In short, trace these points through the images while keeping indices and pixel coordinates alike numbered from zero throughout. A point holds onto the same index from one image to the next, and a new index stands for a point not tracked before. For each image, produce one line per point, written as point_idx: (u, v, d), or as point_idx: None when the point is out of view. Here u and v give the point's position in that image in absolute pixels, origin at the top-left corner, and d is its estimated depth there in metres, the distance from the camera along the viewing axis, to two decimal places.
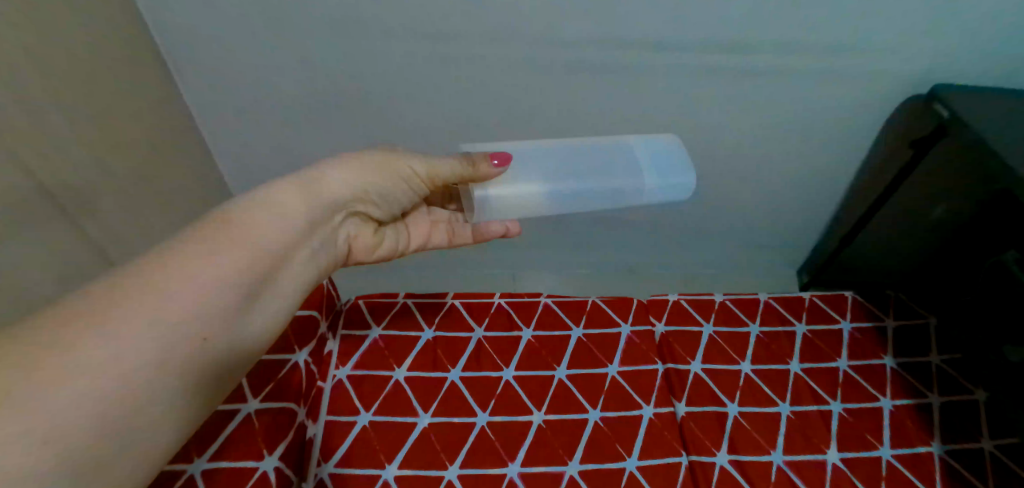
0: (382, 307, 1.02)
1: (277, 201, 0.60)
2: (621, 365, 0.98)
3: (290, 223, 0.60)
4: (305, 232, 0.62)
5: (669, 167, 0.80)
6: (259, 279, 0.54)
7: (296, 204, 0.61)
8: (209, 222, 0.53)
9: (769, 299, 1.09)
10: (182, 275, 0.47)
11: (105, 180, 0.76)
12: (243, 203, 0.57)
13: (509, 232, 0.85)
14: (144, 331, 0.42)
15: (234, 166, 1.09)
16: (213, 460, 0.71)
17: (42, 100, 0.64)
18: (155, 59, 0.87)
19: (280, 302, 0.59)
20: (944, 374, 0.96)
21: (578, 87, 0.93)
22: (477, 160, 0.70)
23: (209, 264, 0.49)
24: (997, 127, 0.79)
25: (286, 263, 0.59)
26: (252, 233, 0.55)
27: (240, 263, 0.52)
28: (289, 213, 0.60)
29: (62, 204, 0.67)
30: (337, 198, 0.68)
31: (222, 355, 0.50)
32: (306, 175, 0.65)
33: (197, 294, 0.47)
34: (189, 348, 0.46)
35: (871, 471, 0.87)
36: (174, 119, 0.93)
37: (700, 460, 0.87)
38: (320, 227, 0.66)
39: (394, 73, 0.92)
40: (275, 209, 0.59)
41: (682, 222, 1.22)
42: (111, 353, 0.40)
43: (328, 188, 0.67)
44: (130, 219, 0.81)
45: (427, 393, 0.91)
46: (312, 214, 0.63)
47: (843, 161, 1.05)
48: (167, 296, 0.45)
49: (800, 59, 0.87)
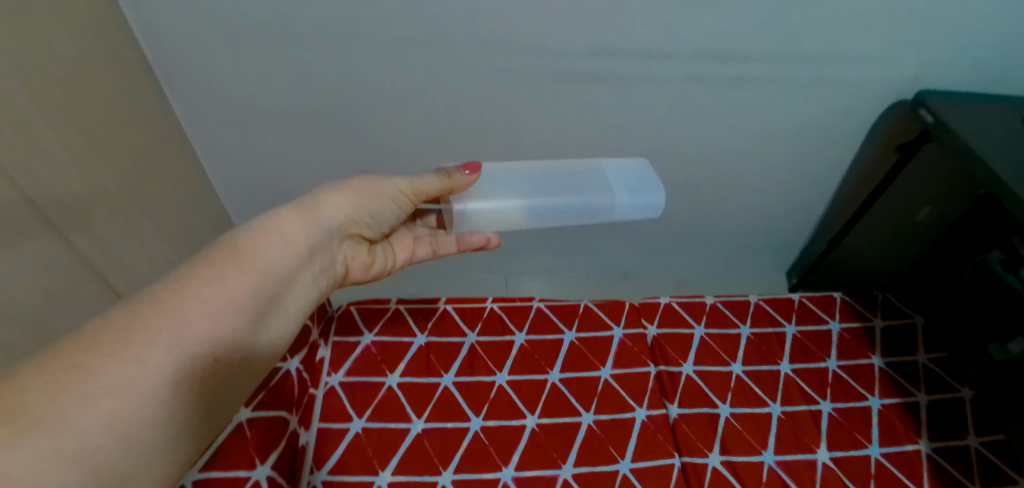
0: (373, 313, 1.01)
1: (280, 228, 0.61)
2: (614, 368, 0.98)
3: (289, 249, 0.61)
4: (305, 256, 0.63)
5: (642, 186, 0.78)
6: (264, 302, 0.56)
7: (295, 231, 0.62)
8: (215, 254, 0.55)
9: (759, 301, 1.10)
10: (193, 304, 0.49)
11: (111, 210, 0.73)
12: (247, 231, 0.58)
13: (489, 244, 0.82)
14: (164, 353, 0.45)
15: (228, 187, 1.04)
16: (205, 470, 0.70)
17: (43, 130, 0.61)
18: (149, 79, 0.82)
19: (285, 323, 0.60)
20: (931, 373, 0.98)
21: (574, 96, 0.90)
22: (453, 173, 0.71)
23: (214, 291, 0.51)
24: (981, 134, 0.81)
25: (288, 287, 0.60)
26: (257, 259, 0.57)
27: (245, 288, 0.54)
28: (288, 239, 0.61)
29: (69, 237, 0.65)
30: (333, 222, 0.68)
31: (228, 375, 0.52)
32: (301, 203, 0.65)
33: (207, 323, 0.49)
34: (199, 369, 0.48)
35: (861, 470, 0.88)
36: (172, 143, 0.89)
37: (693, 461, 0.88)
38: (321, 250, 0.66)
39: (381, 85, 0.87)
40: (274, 237, 0.60)
41: (674, 227, 1.22)
42: (124, 375, 0.42)
43: (324, 213, 0.67)
44: (136, 247, 0.79)
45: (420, 399, 0.91)
46: (311, 240, 0.64)
47: (829, 165, 1.06)
48: (184, 322, 0.48)
49: (790, 67, 0.87)
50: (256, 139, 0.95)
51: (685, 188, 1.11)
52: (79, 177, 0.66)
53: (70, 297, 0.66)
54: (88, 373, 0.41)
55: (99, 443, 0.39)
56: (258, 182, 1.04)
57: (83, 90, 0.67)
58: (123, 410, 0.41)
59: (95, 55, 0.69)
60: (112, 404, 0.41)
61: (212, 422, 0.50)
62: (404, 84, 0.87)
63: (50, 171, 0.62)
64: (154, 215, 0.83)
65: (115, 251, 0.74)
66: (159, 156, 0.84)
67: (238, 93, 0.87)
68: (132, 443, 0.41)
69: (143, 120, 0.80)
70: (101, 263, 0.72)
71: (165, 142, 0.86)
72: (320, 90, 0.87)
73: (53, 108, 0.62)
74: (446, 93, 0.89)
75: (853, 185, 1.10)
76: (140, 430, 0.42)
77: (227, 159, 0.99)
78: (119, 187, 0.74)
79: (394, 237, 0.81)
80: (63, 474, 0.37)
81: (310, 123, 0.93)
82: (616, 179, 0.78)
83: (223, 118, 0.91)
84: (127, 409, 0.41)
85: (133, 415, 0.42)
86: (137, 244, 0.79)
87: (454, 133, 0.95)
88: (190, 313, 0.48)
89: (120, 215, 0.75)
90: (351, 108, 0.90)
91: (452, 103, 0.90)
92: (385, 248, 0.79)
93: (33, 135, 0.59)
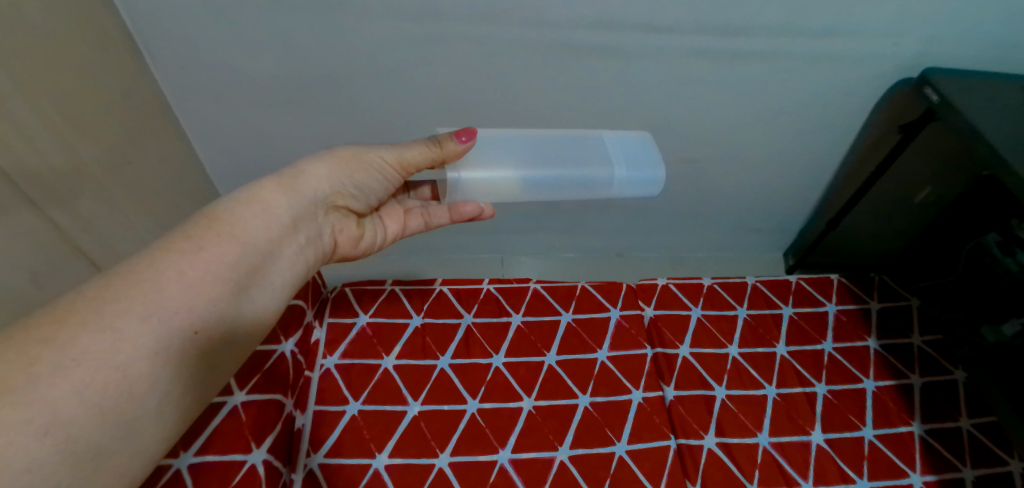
0: (369, 294, 1.01)
1: (261, 199, 0.59)
2: (610, 350, 0.98)
3: (271, 221, 0.59)
4: (289, 228, 0.61)
5: (642, 160, 0.77)
6: (246, 273, 0.55)
7: (277, 202, 0.60)
8: (195, 225, 0.54)
9: (756, 283, 1.10)
10: (172, 275, 0.48)
11: (93, 186, 0.71)
12: (228, 202, 0.57)
13: (483, 214, 0.77)
14: (141, 325, 0.44)
15: (218, 163, 1.03)
16: (200, 455, 0.71)
17: (21, 108, 0.58)
18: (133, 52, 0.79)
19: (271, 295, 0.59)
20: (925, 355, 0.99)
21: (572, 72, 0.88)
22: (443, 140, 0.66)
23: (193, 262, 0.50)
24: (986, 113, 0.80)
25: (271, 260, 0.59)
26: (239, 230, 0.55)
27: (227, 259, 0.53)
28: (269, 211, 0.59)
29: (57, 222, 0.65)
30: (317, 194, 0.65)
31: (213, 347, 0.51)
32: (283, 174, 0.63)
33: (185, 294, 0.48)
34: (180, 342, 0.47)
35: (855, 451, 0.89)
36: (157, 117, 0.86)
37: (688, 443, 0.88)
38: (307, 221, 0.64)
39: (373, 60, 0.85)
40: (255, 208, 0.58)
41: (671, 207, 1.21)
42: (99, 348, 0.41)
43: (307, 185, 0.64)
44: (118, 221, 0.77)
45: (416, 382, 0.91)
46: (294, 212, 0.62)
47: (830, 145, 1.05)
48: (161, 293, 0.47)
49: (792, 44, 0.85)
50: (244, 113, 0.93)
51: (684, 167, 1.09)
52: (59, 155, 0.64)
53: (57, 284, 0.66)
54: (60, 343, 0.40)
55: (73, 414, 0.38)
56: (251, 156, 1.02)
57: (65, 65, 0.65)
58: (98, 388, 0.40)
59: (73, 25, 0.66)
60: (85, 375, 0.40)
61: (197, 397, 0.50)
62: (399, 59, 0.85)
63: (34, 155, 0.60)
64: (137, 193, 0.81)
65: (97, 226, 0.72)
66: (142, 131, 0.82)
67: (225, 67, 0.84)
68: (110, 414, 0.41)
69: (124, 92, 0.77)
70: (85, 241, 0.71)
71: (148, 116, 0.84)
72: (310, 63, 0.84)
73: (31, 84, 0.60)
74: (441, 68, 0.86)
75: (852, 165, 1.09)
76: (115, 401, 0.41)
77: (216, 133, 0.96)
78: (100, 165, 0.72)
79: (384, 209, 0.78)
80: (37, 445, 0.36)
81: (301, 98, 0.90)
82: (615, 151, 0.77)
83: (210, 91, 0.88)
84: (103, 380, 0.41)
85: (111, 386, 0.41)
86: (118, 220, 0.77)
87: (449, 108, 0.93)
88: (168, 285, 0.47)
89: (100, 191, 0.72)
90: (343, 82, 0.88)
91: (448, 77, 0.88)
92: (375, 221, 0.77)
93: (13, 120, 0.57)
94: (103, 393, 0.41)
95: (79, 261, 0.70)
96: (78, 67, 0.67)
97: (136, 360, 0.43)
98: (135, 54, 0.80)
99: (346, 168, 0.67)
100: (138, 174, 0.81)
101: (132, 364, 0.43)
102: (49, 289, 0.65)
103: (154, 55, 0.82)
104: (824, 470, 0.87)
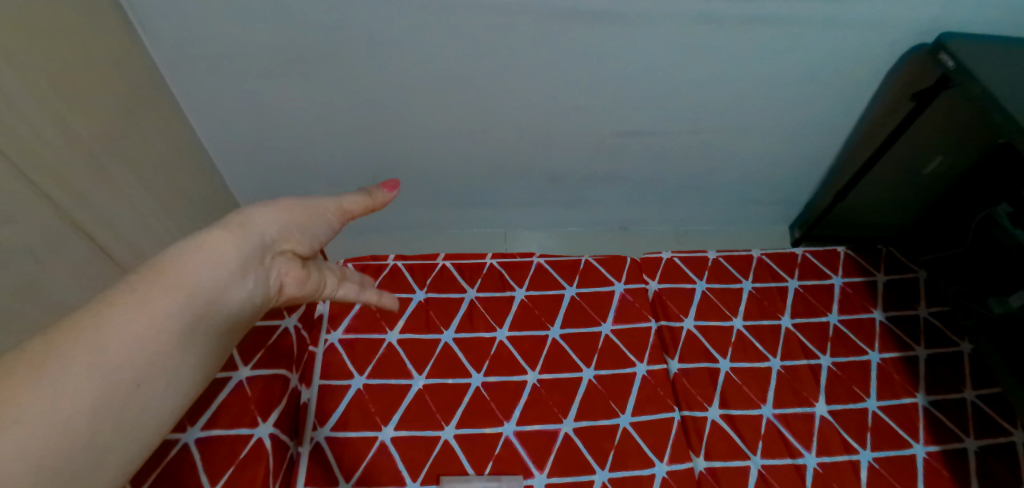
0: (371, 270, 1.00)
1: (210, 247, 0.53)
2: (615, 323, 0.97)
3: (221, 264, 0.52)
4: (235, 276, 0.53)
5: None
6: (186, 327, 0.48)
7: (226, 248, 0.54)
8: (136, 277, 0.48)
9: (762, 255, 1.08)
10: (120, 326, 0.44)
11: (98, 172, 0.70)
12: (173, 251, 0.51)
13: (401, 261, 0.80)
14: (78, 384, 0.40)
15: (216, 139, 1.01)
16: (206, 429, 0.73)
17: (15, 86, 0.56)
18: (122, 24, 0.76)
19: (218, 347, 0.52)
20: (931, 327, 0.99)
21: (574, 39, 0.85)
22: (374, 191, 0.64)
23: (135, 316, 0.45)
24: (1004, 77, 0.77)
25: (217, 310, 0.51)
26: (183, 279, 0.49)
27: (169, 310, 0.47)
28: (219, 255, 0.53)
29: (61, 205, 0.64)
30: (266, 241, 0.58)
31: (144, 414, 0.44)
32: (231, 221, 0.56)
33: (124, 350, 0.43)
34: (112, 401, 0.42)
35: (859, 422, 0.90)
36: (153, 94, 0.84)
37: (692, 415, 0.89)
38: (257, 270, 0.56)
39: (368, 27, 0.81)
40: (201, 256, 0.51)
41: (677, 179, 1.19)
42: (49, 399, 0.38)
43: (256, 230, 0.57)
44: (128, 207, 0.77)
45: (421, 356, 0.91)
46: (243, 260, 0.55)
47: (841, 113, 1.03)
48: (98, 350, 0.42)
49: (805, 8, 0.81)
50: (239, 87, 0.90)
51: (690, 138, 1.07)
52: (54, 132, 0.62)
53: (60, 269, 0.64)
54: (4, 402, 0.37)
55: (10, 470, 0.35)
56: (250, 131, 1.00)
57: (56, 33, 0.62)
58: (51, 438, 0.38)
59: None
60: (24, 435, 0.36)
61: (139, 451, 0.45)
62: (391, 26, 0.81)
63: (29, 133, 0.58)
64: (143, 175, 0.80)
65: (98, 206, 0.70)
66: (139, 110, 0.80)
67: (218, 38, 0.82)
68: (55, 472, 0.38)
69: (116, 65, 0.74)
70: (88, 223, 0.68)
71: (145, 91, 0.82)
72: (304, 33, 0.82)
73: (22, 61, 0.57)
74: (438, 35, 0.83)
75: (864, 134, 1.07)
76: (54, 457, 0.38)
77: (211, 107, 0.94)
78: (98, 141, 0.70)
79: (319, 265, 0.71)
80: None
81: (296, 69, 0.88)
82: None
83: (203, 64, 0.85)
84: (40, 437, 0.37)
85: (49, 445, 0.37)
86: (125, 207, 0.76)
87: (446, 78, 0.91)
88: (111, 340, 0.43)
89: (104, 175, 0.71)
90: (338, 52, 0.85)
91: (447, 45, 0.85)
92: (326, 269, 0.67)
93: (14, 105, 0.56)
94: (41, 450, 0.37)
95: (82, 243, 0.68)
96: (70, 37, 0.65)
97: (78, 415, 0.39)
98: (126, 24, 0.77)
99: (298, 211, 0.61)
100: (138, 152, 0.79)
101: (73, 419, 0.39)
102: (53, 272, 0.63)
103: (146, 26, 0.79)
104: (827, 440, 0.88)
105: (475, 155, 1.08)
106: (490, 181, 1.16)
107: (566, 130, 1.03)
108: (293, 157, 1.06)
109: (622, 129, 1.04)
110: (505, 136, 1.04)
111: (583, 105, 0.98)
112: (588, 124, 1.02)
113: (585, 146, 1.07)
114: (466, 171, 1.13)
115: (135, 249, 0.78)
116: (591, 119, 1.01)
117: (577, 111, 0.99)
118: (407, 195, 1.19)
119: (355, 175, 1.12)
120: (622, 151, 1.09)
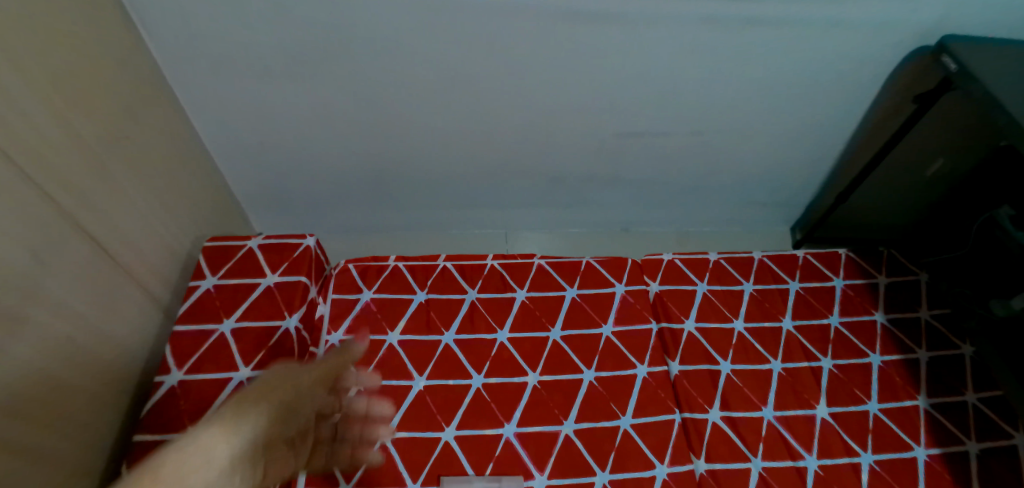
0: (372, 270, 1.00)
1: (202, 445, 0.54)
2: (616, 325, 0.97)
3: (215, 465, 0.54)
4: (227, 473, 0.55)
5: None
6: None
7: (218, 446, 0.56)
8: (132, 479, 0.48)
9: (763, 257, 1.08)
10: None
11: (99, 171, 0.70)
12: (167, 454, 0.52)
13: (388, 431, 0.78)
14: None
15: (218, 140, 1.01)
16: None
17: (16, 83, 0.56)
18: (126, 25, 0.77)
19: None
20: (933, 329, 0.98)
21: (575, 40, 0.85)
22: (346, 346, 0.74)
23: None
24: (1007, 79, 0.77)
25: None
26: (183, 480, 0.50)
27: None
28: (213, 455, 0.54)
29: (64, 207, 0.63)
30: (254, 427, 0.61)
31: None
32: (216, 417, 0.59)
33: None
34: None
35: (860, 425, 0.90)
36: (157, 94, 0.84)
37: (692, 417, 0.89)
38: (245, 461, 0.58)
39: (369, 28, 0.81)
40: (196, 455, 0.53)
41: (678, 180, 1.19)
42: None
43: (242, 422, 0.60)
44: (132, 209, 0.77)
45: (421, 357, 0.91)
46: (234, 461, 0.57)
47: (842, 115, 1.03)
48: None
49: (806, 9, 0.81)
50: (241, 87, 0.91)
51: (691, 139, 1.07)
52: (56, 131, 0.62)
53: (67, 273, 0.64)
54: None
55: None
56: (252, 132, 1.00)
57: (57, 33, 0.62)
58: None
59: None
60: None
61: None
62: (394, 26, 0.82)
63: (32, 133, 0.58)
64: (145, 176, 0.80)
65: (99, 205, 0.70)
66: (142, 111, 0.80)
67: (220, 37, 0.82)
68: None
69: (119, 65, 0.74)
70: (92, 224, 0.68)
71: (148, 92, 0.82)
72: (307, 33, 0.82)
73: (24, 58, 0.58)
74: (441, 35, 0.83)
75: (866, 135, 1.07)
76: None
77: (213, 107, 0.94)
78: (99, 140, 0.70)
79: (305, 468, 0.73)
80: None
81: (298, 69, 0.88)
82: None
83: (205, 63, 0.86)
84: None
85: None
86: (128, 208, 0.76)
87: (448, 79, 0.91)
88: None
89: (106, 174, 0.71)
90: (341, 52, 0.85)
91: (450, 45, 0.85)
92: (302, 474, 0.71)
93: (12, 100, 0.56)
94: None
95: (88, 246, 0.67)
96: (72, 37, 0.65)
97: None
98: (129, 24, 0.77)
99: (325, 372, 0.72)
100: (140, 152, 0.79)
101: None
102: (60, 274, 0.63)
103: (149, 26, 0.79)
104: (828, 443, 0.88)
105: (477, 155, 1.08)
106: (491, 181, 1.16)
107: (568, 131, 1.03)
108: (295, 158, 1.06)
109: (623, 130, 1.04)
110: (507, 137, 1.04)
111: (585, 106, 0.98)
112: (590, 125, 1.02)
113: (587, 146, 1.07)
114: (468, 172, 1.13)
115: (136, 248, 0.78)
116: (593, 120, 1.01)
117: (578, 112, 0.99)
118: (408, 195, 1.19)
119: (357, 175, 1.12)
120: (623, 152, 1.09)
